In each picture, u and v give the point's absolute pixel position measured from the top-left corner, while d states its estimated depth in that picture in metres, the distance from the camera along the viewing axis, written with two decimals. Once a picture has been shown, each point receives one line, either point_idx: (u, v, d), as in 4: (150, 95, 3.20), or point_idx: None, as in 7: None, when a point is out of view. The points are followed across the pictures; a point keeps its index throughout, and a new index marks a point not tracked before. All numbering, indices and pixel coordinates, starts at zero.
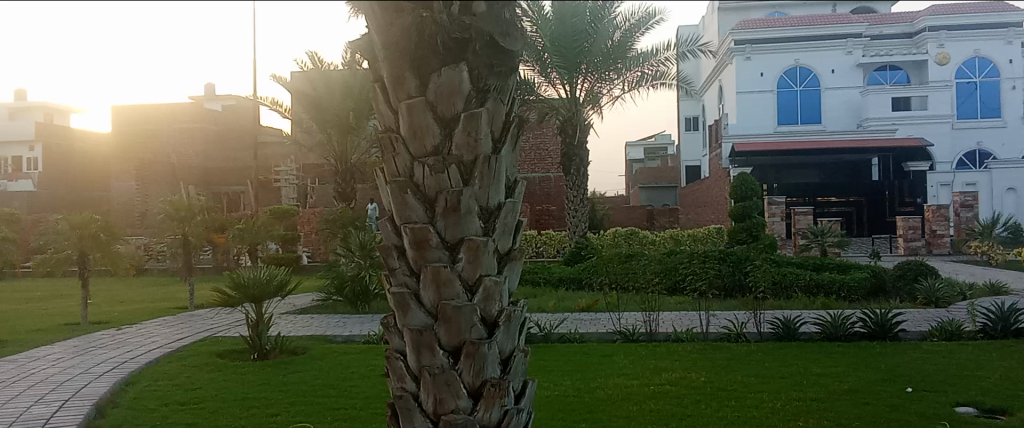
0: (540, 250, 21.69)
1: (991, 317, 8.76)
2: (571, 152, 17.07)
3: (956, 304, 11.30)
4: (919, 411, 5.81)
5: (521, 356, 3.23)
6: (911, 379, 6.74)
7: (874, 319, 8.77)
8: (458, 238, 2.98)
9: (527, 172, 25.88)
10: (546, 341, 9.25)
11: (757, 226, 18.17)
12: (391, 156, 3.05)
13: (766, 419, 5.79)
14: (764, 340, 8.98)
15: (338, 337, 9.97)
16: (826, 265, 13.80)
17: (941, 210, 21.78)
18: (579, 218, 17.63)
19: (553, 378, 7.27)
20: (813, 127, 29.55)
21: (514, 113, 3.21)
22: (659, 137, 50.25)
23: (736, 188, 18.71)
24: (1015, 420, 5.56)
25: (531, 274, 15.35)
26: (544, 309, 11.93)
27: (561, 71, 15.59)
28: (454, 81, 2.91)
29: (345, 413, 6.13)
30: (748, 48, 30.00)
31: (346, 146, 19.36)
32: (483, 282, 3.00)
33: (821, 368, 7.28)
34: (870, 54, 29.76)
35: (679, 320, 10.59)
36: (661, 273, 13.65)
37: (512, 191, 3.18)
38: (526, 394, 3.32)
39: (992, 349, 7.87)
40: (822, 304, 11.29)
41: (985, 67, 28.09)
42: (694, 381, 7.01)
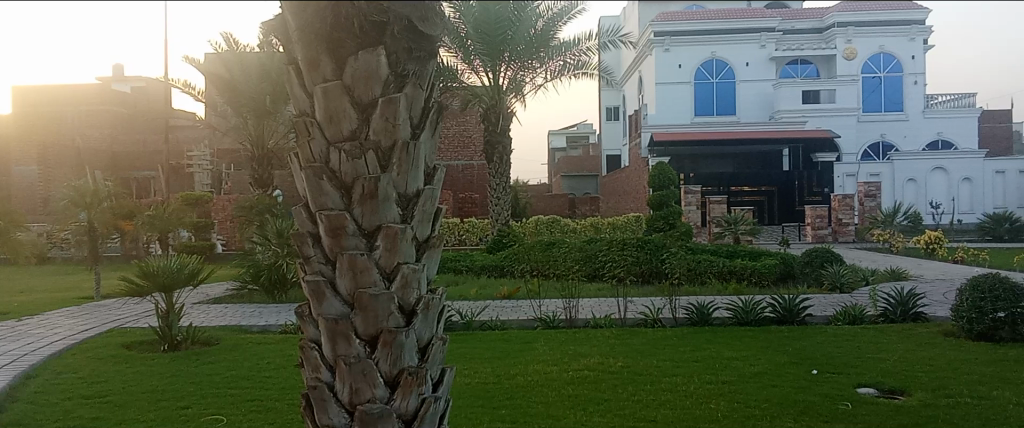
0: (463, 237, 21.61)
1: (892, 302, 9.22)
2: (494, 139, 17.12)
3: (860, 289, 11.83)
4: (824, 392, 6.05)
5: (439, 344, 3.19)
6: (816, 362, 7.02)
7: (783, 304, 9.13)
8: (375, 225, 2.92)
9: (450, 159, 25.77)
10: (467, 329, 9.25)
11: (673, 215, 18.55)
12: (307, 140, 2.96)
13: (680, 402, 5.92)
14: (679, 325, 9.22)
15: (254, 327, 9.72)
16: (739, 252, 14.20)
17: (847, 199, 22.73)
18: (502, 206, 17.72)
19: (473, 365, 7.26)
20: (728, 118, 30.41)
21: (434, 99, 3.16)
22: (581, 126, 50.87)
23: (654, 177, 19.18)
24: (912, 399, 5.85)
25: (453, 262, 15.32)
26: (465, 297, 11.93)
27: (484, 56, 15.34)
28: (371, 65, 2.83)
29: (260, 405, 5.97)
30: (667, 40, 30.63)
31: (264, 130, 18.88)
32: (401, 269, 2.95)
33: (732, 352, 7.50)
34: (783, 48, 30.76)
35: (598, 306, 10.74)
36: (581, 260, 13.79)
37: (432, 178, 3.13)
38: (444, 382, 3.29)
39: (891, 332, 8.28)
40: (734, 290, 11.64)
41: (890, 63, 30.14)
42: (611, 366, 7.12)
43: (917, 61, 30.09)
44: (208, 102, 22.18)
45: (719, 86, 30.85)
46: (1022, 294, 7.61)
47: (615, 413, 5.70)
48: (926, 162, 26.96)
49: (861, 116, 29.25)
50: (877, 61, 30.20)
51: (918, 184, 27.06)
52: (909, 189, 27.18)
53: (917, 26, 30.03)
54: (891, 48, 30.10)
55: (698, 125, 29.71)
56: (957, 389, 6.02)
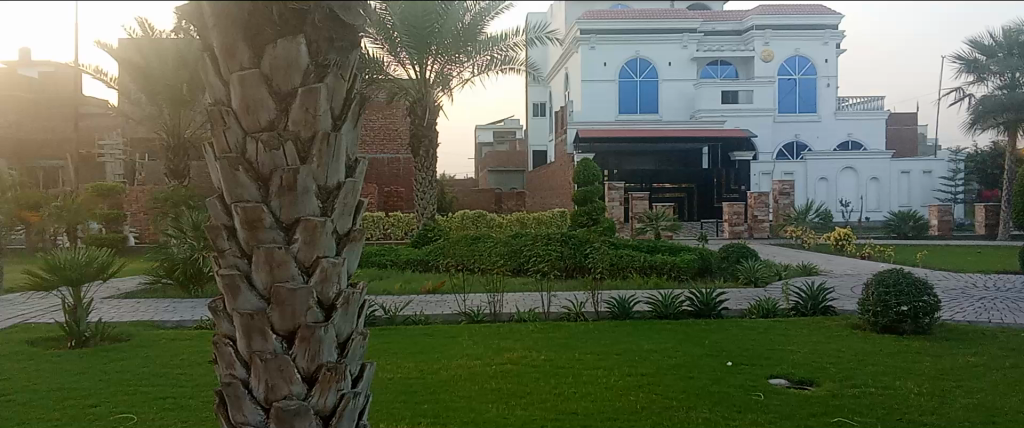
0: (387, 231, 21.40)
1: (802, 296, 9.59)
2: (421, 132, 17.06)
3: (773, 283, 12.26)
4: (738, 383, 6.25)
5: (359, 339, 3.16)
6: (731, 354, 7.24)
7: (700, 298, 9.38)
8: (294, 218, 2.86)
9: (375, 152, 25.47)
10: (390, 324, 9.19)
11: (597, 210, 18.79)
12: (221, 129, 2.88)
13: (600, 394, 6.02)
14: (600, 319, 9.38)
15: (168, 323, 9.42)
16: (660, 247, 14.51)
17: (762, 196, 23.48)
18: (428, 200, 17.64)
19: (395, 361, 7.20)
20: (651, 116, 31.02)
21: (357, 91, 3.10)
22: (508, 122, 51.10)
23: (579, 173, 19.39)
24: (820, 390, 6.10)
25: (377, 257, 15.18)
26: (389, 291, 11.82)
27: (410, 51, 14.98)
28: (290, 54, 2.76)
29: (173, 403, 5.78)
30: (593, 38, 31.04)
31: (180, 119, 18.35)
32: (320, 264, 2.90)
33: (652, 345, 7.68)
34: (704, 49, 31.62)
35: (522, 301, 10.82)
36: (506, 255, 13.85)
37: (353, 171, 3.07)
38: (364, 378, 3.25)
39: (802, 325, 8.61)
40: (655, 284, 11.91)
41: (804, 65, 31.22)
42: (534, 359, 7.18)
43: (830, 64, 31.21)
44: (121, 88, 21.32)
45: (642, 85, 31.42)
46: (924, 289, 7.98)
47: (538, 406, 5.76)
48: (838, 162, 28.04)
49: (778, 116, 30.32)
50: (793, 63, 31.26)
51: (829, 183, 28.10)
52: (820, 188, 28.17)
53: (830, 31, 31.16)
54: (806, 51, 31.21)
55: (623, 122, 30.19)
56: (863, 379, 6.29)
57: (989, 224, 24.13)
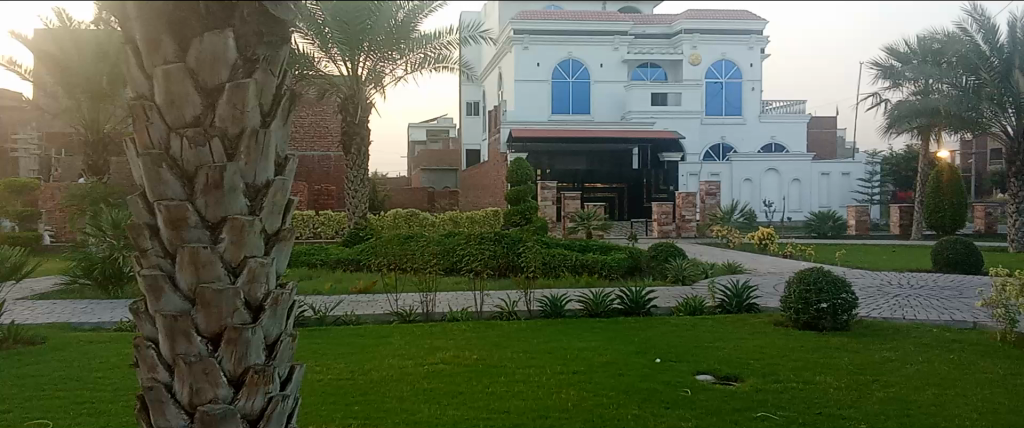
0: (317, 230, 21.05)
1: (727, 294, 9.85)
2: (352, 130, 16.84)
3: (700, 282, 12.54)
4: (666, 379, 6.39)
5: (288, 341, 3.10)
6: (659, 351, 7.40)
7: (630, 296, 9.56)
8: (220, 217, 2.80)
9: (305, 149, 25.03)
10: (319, 324, 9.06)
11: (529, 210, 18.91)
12: (144, 124, 2.80)
13: (532, 393, 6.07)
14: (533, 317, 9.44)
15: (85, 325, 9.06)
16: (591, 246, 14.64)
17: (690, 196, 23.96)
18: (359, 198, 17.48)
19: (325, 362, 7.11)
20: (583, 117, 31.38)
21: (287, 87, 3.05)
22: (441, 121, 51.00)
23: (512, 172, 19.40)
24: (744, 385, 6.28)
25: (306, 256, 14.93)
26: (319, 291, 11.64)
27: (343, 48, 14.76)
28: (217, 48, 2.70)
29: (91, 407, 5.58)
30: (526, 38, 31.15)
31: (99, 113, 17.73)
32: (247, 264, 2.85)
33: (583, 343, 7.78)
34: (634, 51, 32.21)
35: (455, 300, 10.83)
36: (439, 253, 13.81)
37: (283, 168, 3.02)
38: (292, 380, 3.19)
39: (727, 322, 8.85)
40: (585, 282, 12.07)
41: (730, 69, 32.04)
42: (466, 359, 7.19)
43: (755, 68, 32.13)
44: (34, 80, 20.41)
45: (574, 85, 31.76)
46: (841, 286, 8.29)
47: (469, 405, 5.76)
48: (761, 164, 28.92)
49: (705, 118, 31.06)
50: (719, 67, 32.07)
51: (753, 184, 28.96)
52: (745, 189, 29.04)
53: (755, 36, 32.10)
54: (732, 55, 32.07)
55: (555, 122, 30.45)
56: (784, 374, 6.52)
57: (903, 224, 25.23)
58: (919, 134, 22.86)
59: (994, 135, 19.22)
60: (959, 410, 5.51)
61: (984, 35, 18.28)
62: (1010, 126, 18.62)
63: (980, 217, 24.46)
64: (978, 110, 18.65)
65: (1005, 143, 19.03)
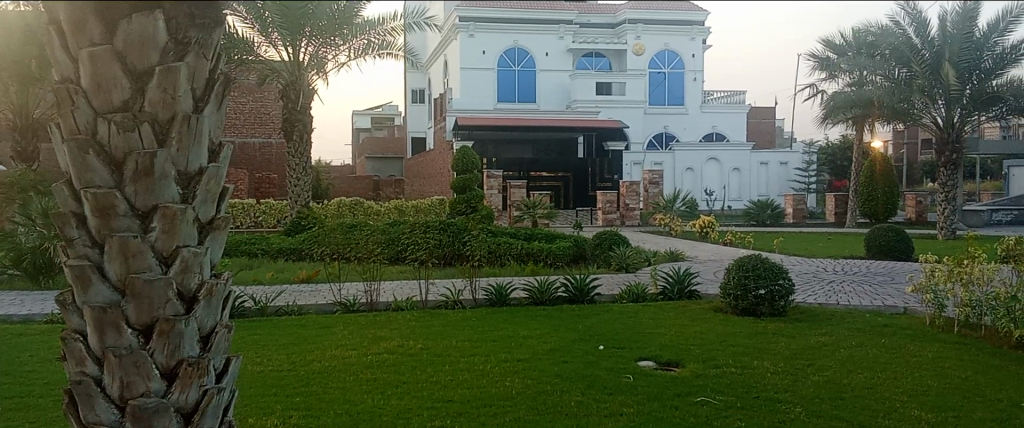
0: (258, 219, 20.64)
1: (669, 281, 10.00)
2: (294, 117, 16.51)
3: (643, 269, 12.70)
4: (609, 366, 6.46)
5: (224, 332, 3.02)
6: (603, 338, 7.47)
7: (574, 284, 9.62)
8: (150, 205, 2.71)
9: (246, 136, 24.52)
10: (260, 315, 8.90)
11: (475, 198, 18.89)
12: (69, 109, 2.68)
13: (476, 381, 6.06)
14: (478, 306, 9.42)
15: (13, 317, 8.72)
16: (536, 234, 14.68)
17: (634, 185, 24.21)
18: (301, 186, 17.21)
19: (265, 353, 6.97)
20: (529, 105, 31.44)
21: (221, 71, 2.94)
22: (386, 108, 50.53)
23: (457, 160, 19.29)
24: (684, 371, 6.38)
25: (246, 245, 14.62)
26: (259, 281, 11.42)
27: (283, 33, 14.49)
28: (146, 30, 2.59)
29: (21, 402, 5.37)
30: (471, 26, 30.94)
31: (26, 98, 17.07)
32: (180, 253, 2.76)
33: (527, 331, 7.80)
34: (579, 40, 32.36)
35: (400, 289, 10.75)
36: (384, 242, 13.68)
37: (217, 155, 2.92)
38: (229, 372, 3.11)
39: (669, 309, 8.99)
40: (531, 270, 12.11)
41: (673, 60, 32.47)
42: (410, 348, 7.14)
43: (697, 59, 32.64)
44: None
45: (520, 74, 31.76)
46: (778, 272, 8.48)
47: (413, 395, 5.73)
48: (702, 153, 29.41)
49: (649, 108, 31.42)
50: (662, 57, 32.47)
51: (694, 174, 29.45)
52: (687, 178, 29.51)
53: (697, 27, 32.59)
54: (675, 46, 32.51)
55: (501, 111, 30.42)
56: (723, 359, 6.64)
57: (838, 212, 25.93)
58: (854, 124, 23.47)
59: (924, 126, 19.89)
60: (889, 393, 5.69)
61: (916, 28, 18.84)
62: (939, 117, 19.37)
63: (911, 206, 25.29)
64: (909, 102, 19.22)
65: (934, 134, 19.73)
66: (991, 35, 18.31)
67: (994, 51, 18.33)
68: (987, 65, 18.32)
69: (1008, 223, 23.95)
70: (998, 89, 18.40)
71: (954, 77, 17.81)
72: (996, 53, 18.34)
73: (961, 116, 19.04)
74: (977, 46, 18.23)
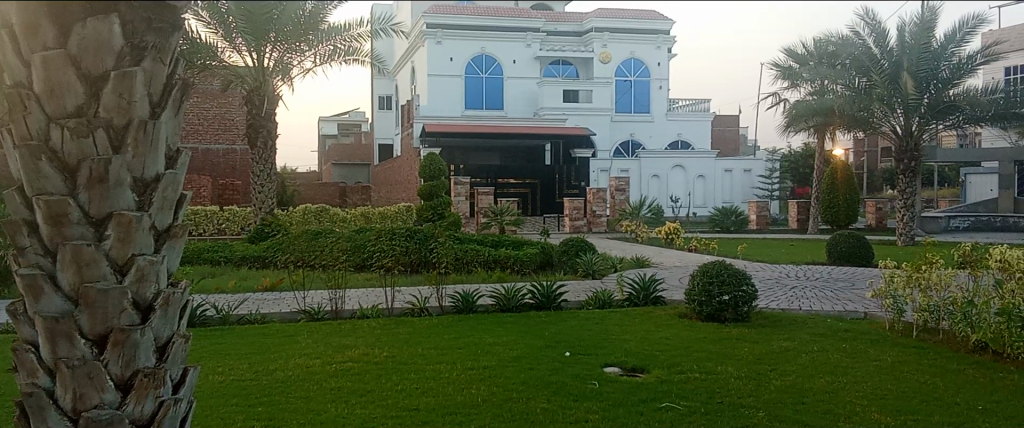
0: (222, 227, 20.35)
1: (635, 288, 10.05)
2: (258, 123, 16.30)
3: (609, 275, 12.75)
4: (575, 373, 6.46)
5: (181, 342, 2.95)
6: (569, 344, 7.48)
7: (541, 291, 9.62)
8: (104, 213, 2.64)
9: (209, 142, 24.19)
10: (222, 324, 8.76)
11: (442, 205, 18.82)
12: (20, 115, 2.60)
13: (441, 389, 6.02)
14: (444, 313, 9.37)
15: None
16: (503, 241, 14.66)
17: (600, 192, 24.34)
18: (266, 193, 17.03)
19: (228, 363, 6.87)
20: (496, 112, 31.47)
21: (180, 75, 2.88)
22: (353, 114, 50.21)
23: (425, 167, 19.20)
24: (649, 376, 6.41)
25: (209, 253, 14.39)
26: (221, 289, 11.24)
27: (247, 36, 14.34)
28: (101, 34, 2.53)
29: None
30: (439, 33, 30.87)
31: None
32: (136, 262, 2.69)
33: (494, 338, 7.78)
34: (547, 48, 32.48)
35: (366, 296, 10.66)
36: (349, 250, 13.56)
37: (174, 162, 2.85)
38: (186, 383, 3.04)
39: (635, 315, 9.03)
40: (498, 277, 12.09)
41: (639, 68, 32.78)
42: (375, 356, 7.07)
43: (663, 67, 33.00)
44: None
45: (487, 81, 31.76)
46: (742, 278, 8.56)
47: (378, 403, 5.66)
48: (668, 160, 29.65)
49: (615, 115, 31.63)
50: (629, 65, 32.77)
51: (660, 180, 29.65)
52: (653, 185, 29.70)
53: (662, 36, 32.98)
54: (641, 54, 32.84)
55: (468, 117, 30.38)
56: (688, 365, 6.67)
57: (801, 219, 26.29)
58: (816, 132, 23.84)
59: (884, 134, 20.29)
60: (850, 397, 5.76)
61: (875, 39, 19.20)
62: (898, 125, 19.76)
63: (871, 213, 25.74)
64: (869, 109, 19.47)
65: (894, 142, 20.10)
66: (949, 44, 18.70)
67: (950, 61, 18.75)
68: (945, 75, 18.71)
69: (965, 229, 24.23)
70: (955, 98, 18.81)
71: (913, 86, 18.15)
72: (953, 63, 18.78)
73: (920, 125, 19.46)
74: (934, 56, 18.61)
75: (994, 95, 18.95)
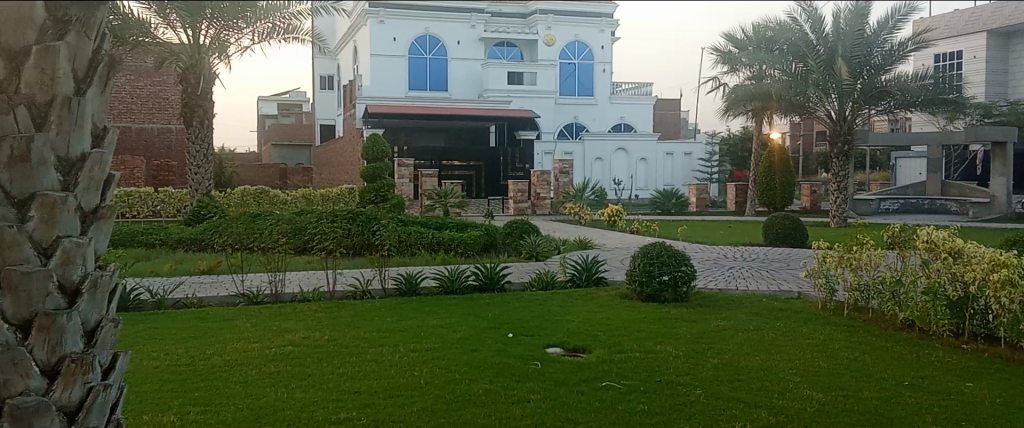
0: (157, 208, 19.81)
1: (578, 269, 10.14)
2: (193, 102, 16.07)
3: (552, 257, 12.86)
4: (518, 353, 6.49)
5: (110, 326, 2.85)
6: (513, 326, 7.50)
7: (484, 272, 9.64)
8: (27, 193, 2.54)
9: (143, 121, 23.46)
10: (157, 308, 8.53)
11: (386, 187, 18.66)
12: None
13: (384, 372, 5.97)
14: (387, 296, 9.31)
15: None
16: (448, 223, 14.63)
17: (544, 174, 24.46)
18: (202, 174, 16.68)
19: (164, 347, 6.69)
20: (440, 94, 31.26)
21: (108, 50, 2.73)
22: (294, 95, 49.29)
23: (367, 148, 18.96)
24: (591, 356, 6.48)
25: (143, 235, 13.99)
26: (155, 273, 10.95)
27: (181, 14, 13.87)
28: (20, 7, 2.43)
29: None
30: (382, 12, 30.35)
31: None
32: (61, 243, 2.59)
33: (437, 320, 7.76)
34: (491, 30, 32.32)
35: (307, 279, 10.51)
36: (289, 232, 13.33)
37: (101, 140, 2.74)
38: (116, 368, 2.94)
39: (577, 296, 9.11)
40: (441, 259, 12.05)
41: (582, 51, 32.96)
42: (317, 340, 6.98)
43: (606, 51, 33.27)
44: None
45: (431, 62, 31.49)
46: (682, 260, 8.70)
47: (319, 387, 5.60)
48: (610, 143, 30.05)
49: (559, 97, 31.76)
50: (572, 48, 32.93)
51: (604, 163, 30.10)
52: (597, 168, 30.15)
53: (606, 19, 33.19)
54: (584, 38, 33.02)
55: (412, 98, 30.06)
56: (629, 345, 6.77)
57: (738, 201, 26.86)
58: (754, 116, 24.34)
59: (819, 118, 20.82)
60: (784, 374, 5.93)
61: (812, 25, 19.60)
62: (833, 110, 20.32)
63: (806, 195, 26.45)
64: (805, 95, 19.92)
65: (828, 126, 20.69)
66: (881, 32, 19.25)
67: (882, 48, 19.32)
68: (878, 61, 19.30)
69: (895, 212, 25.34)
70: (886, 84, 19.48)
71: (846, 72, 18.65)
72: (885, 50, 19.36)
73: (853, 110, 20.02)
74: (868, 43, 19.13)
75: (924, 82, 19.65)
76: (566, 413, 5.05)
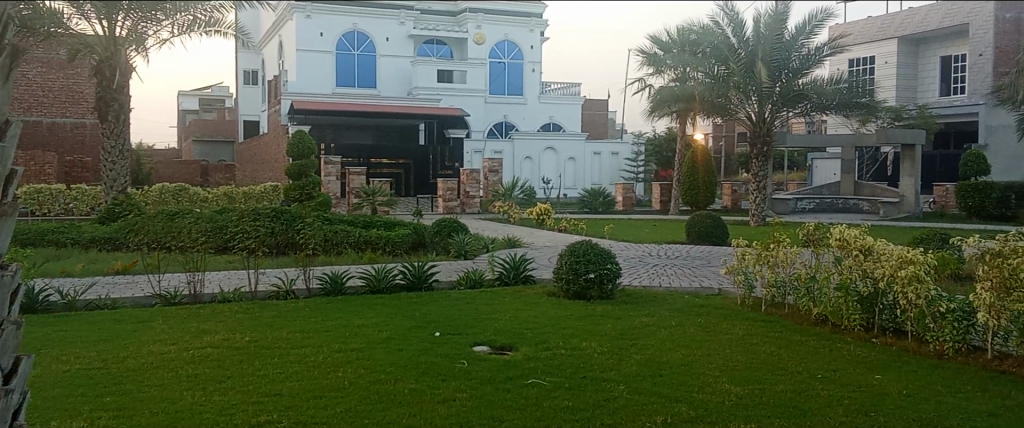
0: (70, 206, 18.99)
1: (506, 267, 10.18)
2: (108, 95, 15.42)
3: (480, 256, 12.87)
4: (445, 352, 6.49)
5: (12, 329, 2.72)
6: (439, 324, 7.48)
7: (412, 271, 9.58)
8: None
9: (55, 115, 22.48)
10: (68, 310, 8.19)
11: (312, 185, 18.34)
12: None
13: (307, 373, 5.88)
14: (312, 296, 9.16)
15: None
16: (375, 222, 14.51)
17: (474, 173, 24.45)
18: (117, 171, 16.08)
19: (75, 350, 6.43)
20: (368, 90, 30.89)
21: (10, 41, 2.62)
22: (217, 89, 47.98)
23: (293, 146, 18.57)
24: (517, 354, 6.52)
25: (54, 235, 13.42)
26: (66, 273, 10.51)
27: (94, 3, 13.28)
28: None
29: None
30: (309, 6, 29.77)
31: None
32: None
33: (362, 320, 7.68)
34: (421, 27, 32.12)
35: (227, 279, 10.25)
36: (209, 230, 12.97)
37: (4, 133, 2.61)
38: (19, 373, 2.80)
39: (504, 294, 9.15)
40: (368, 258, 11.92)
41: (512, 50, 33.08)
42: (237, 341, 6.82)
43: (535, 50, 33.48)
44: None
45: (359, 58, 31.04)
46: (606, 257, 8.83)
47: (238, 389, 5.48)
48: (540, 143, 30.23)
49: (489, 96, 31.80)
50: (502, 47, 33.00)
51: (533, 162, 30.25)
52: (526, 167, 30.29)
53: (535, 19, 33.40)
54: (514, 37, 33.14)
55: (340, 95, 29.62)
56: (554, 342, 6.83)
57: (663, 200, 27.41)
58: (678, 117, 24.88)
59: (741, 120, 21.39)
60: (704, 369, 6.08)
61: (733, 29, 20.08)
62: (753, 112, 20.89)
63: (728, 195, 27.18)
64: (727, 96, 20.47)
65: (749, 128, 21.18)
66: (798, 37, 19.72)
67: (800, 53, 19.90)
68: (795, 65, 19.94)
69: (811, 210, 26.19)
70: (803, 87, 20.15)
71: (765, 75, 19.26)
72: (803, 54, 19.95)
73: (772, 112, 20.63)
74: (786, 47, 19.69)
75: (838, 85, 20.43)
76: (491, 410, 5.07)
